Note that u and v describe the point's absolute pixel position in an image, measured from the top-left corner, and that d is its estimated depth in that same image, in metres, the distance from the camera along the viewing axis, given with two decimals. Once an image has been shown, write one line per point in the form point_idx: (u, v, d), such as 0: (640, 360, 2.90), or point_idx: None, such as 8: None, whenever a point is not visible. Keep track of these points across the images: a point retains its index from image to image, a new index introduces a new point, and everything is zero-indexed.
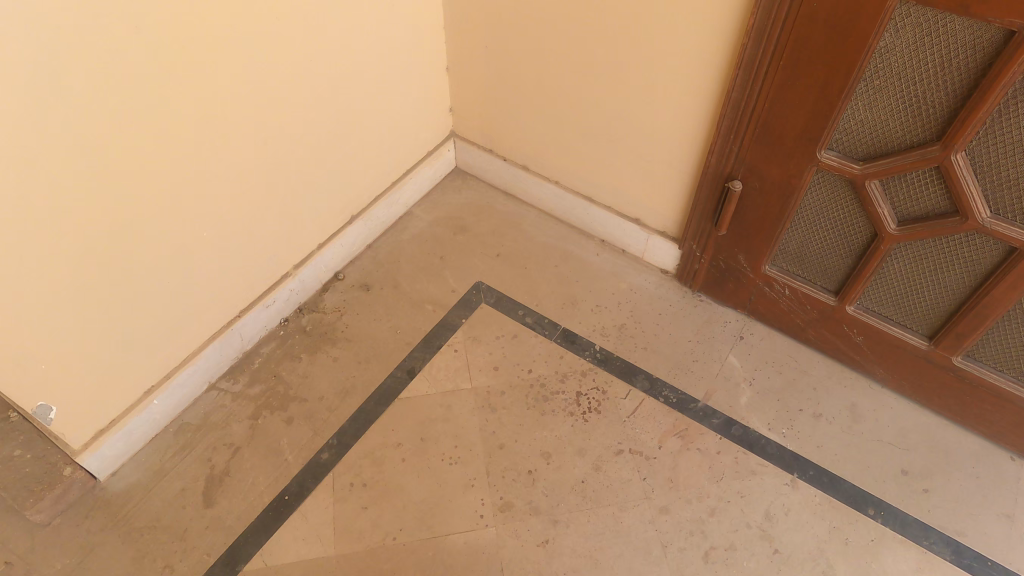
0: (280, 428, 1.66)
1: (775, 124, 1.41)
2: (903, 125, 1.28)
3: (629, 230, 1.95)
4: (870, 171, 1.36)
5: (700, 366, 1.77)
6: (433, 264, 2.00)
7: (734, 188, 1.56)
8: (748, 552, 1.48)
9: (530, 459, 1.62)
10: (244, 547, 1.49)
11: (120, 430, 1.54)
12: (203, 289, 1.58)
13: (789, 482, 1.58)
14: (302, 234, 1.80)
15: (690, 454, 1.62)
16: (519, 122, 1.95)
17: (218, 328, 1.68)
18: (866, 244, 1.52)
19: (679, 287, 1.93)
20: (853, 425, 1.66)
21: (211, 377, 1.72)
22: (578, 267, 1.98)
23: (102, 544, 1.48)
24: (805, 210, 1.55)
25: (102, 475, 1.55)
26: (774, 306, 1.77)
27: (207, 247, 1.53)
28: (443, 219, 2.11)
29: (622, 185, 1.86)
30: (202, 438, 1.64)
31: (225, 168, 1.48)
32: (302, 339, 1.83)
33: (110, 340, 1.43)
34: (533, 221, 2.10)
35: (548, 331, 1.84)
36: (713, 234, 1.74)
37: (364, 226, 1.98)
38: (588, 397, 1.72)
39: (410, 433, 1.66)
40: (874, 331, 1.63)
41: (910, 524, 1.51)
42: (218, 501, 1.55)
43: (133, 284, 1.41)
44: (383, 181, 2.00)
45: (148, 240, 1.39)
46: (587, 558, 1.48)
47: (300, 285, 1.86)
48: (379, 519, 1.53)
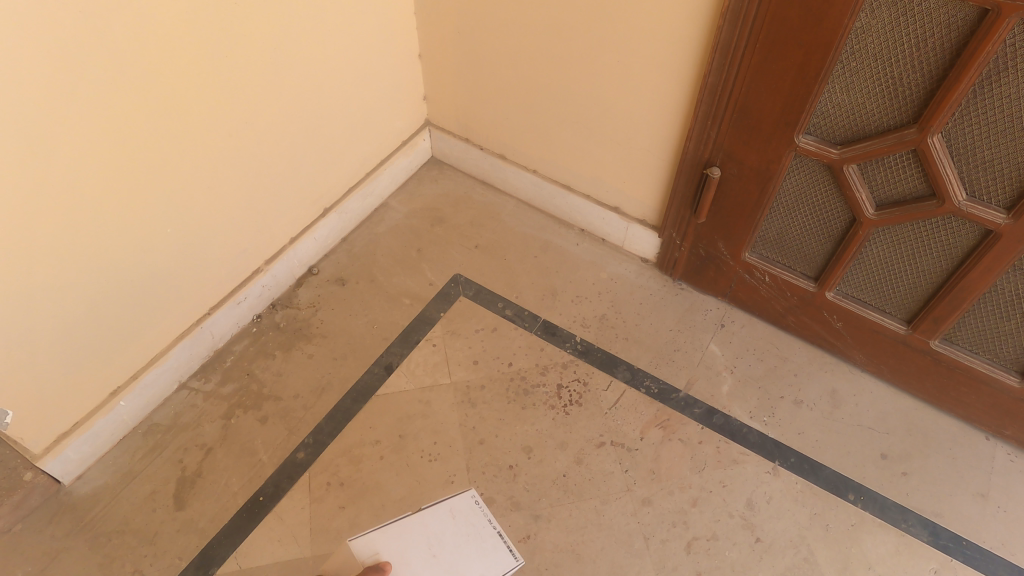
0: (255, 427, 1.62)
1: (752, 108, 1.39)
2: (881, 108, 1.26)
3: (609, 219, 1.92)
4: (848, 155, 1.34)
5: (681, 356, 1.75)
6: (410, 257, 1.96)
7: (712, 174, 1.54)
8: (730, 541, 1.47)
9: (511, 453, 1.59)
10: (217, 550, 1.45)
11: (85, 433, 1.49)
12: (168, 287, 1.53)
13: (770, 470, 1.57)
14: (272, 228, 1.75)
15: (671, 444, 1.61)
16: (494, 110, 1.92)
17: (187, 326, 1.64)
18: (845, 229, 1.51)
19: (660, 275, 1.91)
20: (834, 411, 1.66)
21: (181, 376, 1.67)
22: (557, 257, 1.95)
23: (67, 551, 1.44)
24: (783, 196, 1.53)
25: (67, 479, 1.51)
26: (755, 293, 1.76)
27: (172, 243, 1.48)
28: (420, 211, 2.07)
29: (600, 172, 1.83)
30: (173, 439, 1.60)
31: (189, 162, 1.42)
32: (277, 335, 1.78)
33: (71, 341, 1.37)
34: (511, 211, 2.07)
35: (528, 323, 1.81)
36: (692, 222, 1.72)
37: (338, 219, 1.94)
38: (569, 389, 1.69)
39: (389, 429, 1.62)
40: (854, 316, 1.62)
41: (889, 508, 1.51)
42: (190, 503, 1.51)
43: (93, 284, 1.36)
44: (357, 173, 1.95)
45: (109, 237, 1.34)
46: (568, 552, 1.46)
47: (273, 281, 1.81)
48: (357, 519, 1.50)
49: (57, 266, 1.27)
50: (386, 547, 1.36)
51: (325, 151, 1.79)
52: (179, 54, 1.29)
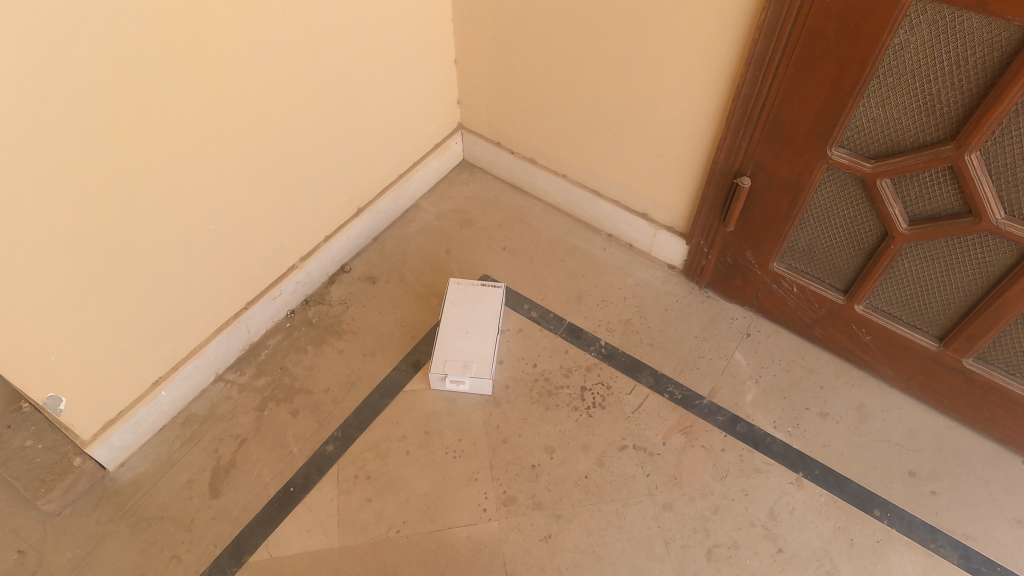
0: (286, 419, 1.67)
1: (785, 121, 1.40)
2: (917, 124, 1.26)
3: (636, 225, 1.93)
4: (881, 169, 1.35)
5: (706, 363, 1.76)
6: (439, 258, 1.99)
7: (742, 185, 1.55)
8: (752, 551, 1.48)
9: (534, 453, 1.62)
10: (250, 538, 1.50)
11: (129, 421, 1.55)
12: (207, 282, 1.58)
13: (794, 481, 1.58)
14: (307, 226, 1.80)
15: (694, 450, 1.62)
16: (526, 115, 1.94)
17: (225, 320, 1.69)
18: (876, 243, 1.51)
19: (686, 283, 1.92)
20: (860, 425, 1.66)
21: (217, 369, 1.73)
22: (584, 261, 1.97)
23: (110, 535, 1.50)
24: (814, 208, 1.53)
25: (111, 466, 1.57)
26: (782, 303, 1.76)
27: (213, 240, 1.54)
28: (449, 212, 2.11)
29: (629, 179, 1.85)
30: (209, 429, 1.65)
31: (231, 162, 1.48)
32: (308, 331, 1.83)
33: (118, 333, 1.44)
34: (539, 214, 2.09)
35: (553, 326, 1.84)
36: (721, 231, 1.73)
37: (370, 219, 1.98)
38: (593, 392, 1.71)
39: (415, 426, 1.66)
40: (883, 330, 1.62)
41: (917, 527, 1.51)
42: (225, 491, 1.56)
43: (140, 278, 1.42)
44: (390, 173, 1.99)
45: (155, 233, 1.39)
46: (589, 554, 1.48)
47: (306, 277, 1.86)
48: (383, 512, 1.53)
49: (107, 260, 1.33)
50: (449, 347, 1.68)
51: (361, 152, 1.83)
52: (225, 57, 1.34)
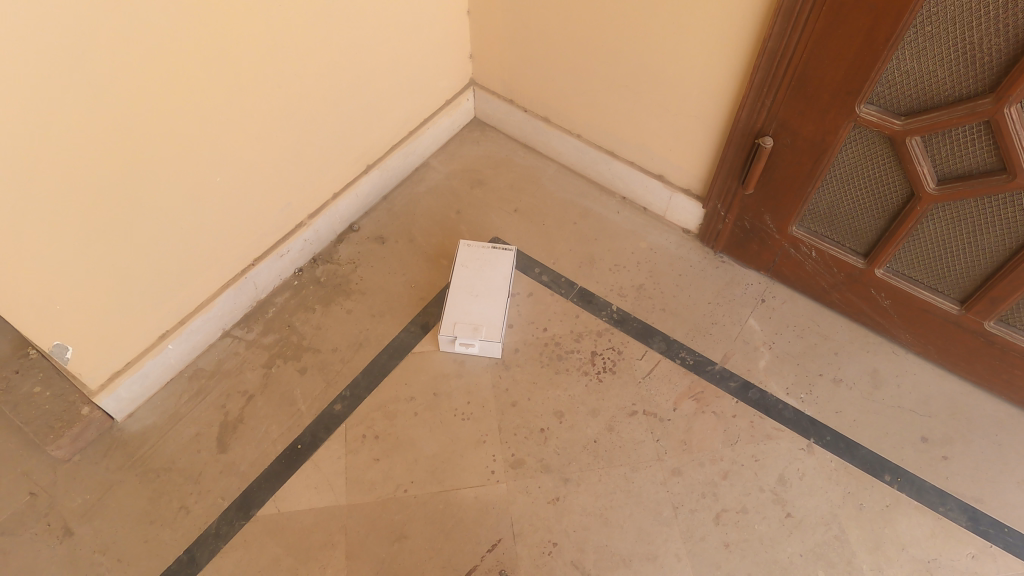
0: (294, 378, 1.66)
1: (813, 76, 1.34)
2: (954, 77, 1.21)
3: (651, 187, 1.89)
4: (912, 127, 1.30)
5: (719, 329, 1.73)
6: (450, 219, 1.96)
7: (764, 145, 1.50)
8: (760, 515, 1.48)
9: (543, 417, 1.60)
10: (257, 493, 1.50)
11: (136, 372, 1.54)
12: (214, 237, 1.56)
13: (805, 447, 1.56)
14: (315, 183, 1.76)
15: (704, 416, 1.60)
16: (541, 71, 1.88)
17: (232, 276, 1.67)
18: (901, 205, 1.46)
19: (701, 247, 1.88)
20: (873, 391, 1.63)
21: (224, 325, 1.71)
22: (597, 224, 1.93)
23: (119, 484, 1.51)
24: (837, 169, 1.48)
25: (119, 416, 1.57)
26: (799, 268, 1.72)
27: (220, 194, 1.51)
28: (459, 172, 2.06)
29: (646, 139, 1.80)
30: (216, 384, 1.65)
31: (239, 111, 1.43)
32: (316, 290, 1.81)
33: (124, 284, 1.42)
34: (552, 175, 2.05)
35: (565, 290, 1.81)
36: (739, 194, 1.68)
37: (379, 176, 1.94)
38: (603, 356, 1.69)
39: (423, 387, 1.65)
40: (903, 295, 1.58)
41: (926, 491, 1.50)
42: (232, 446, 1.56)
43: (146, 230, 1.39)
44: (400, 130, 1.95)
45: (161, 184, 1.36)
46: (597, 516, 1.48)
47: (314, 235, 1.83)
48: (391, 471, 1.53)
49: (113, 210, 1.30)
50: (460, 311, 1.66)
51: (370, 107, 1.79)
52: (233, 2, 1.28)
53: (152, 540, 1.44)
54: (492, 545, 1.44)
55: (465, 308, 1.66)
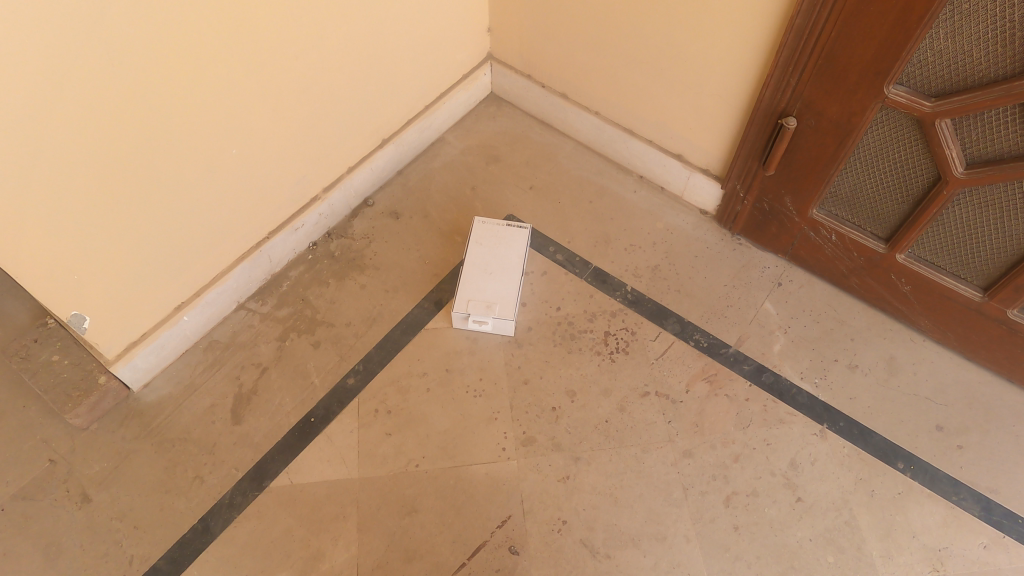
0: (308, 351, 1.67)
1: (841, 55, 1.30)
2: (989, 57, 1.17)
3: (670, 166, 1.86)
4: (942, 108, 1.27)
5: (734, 312, 1.72)
6: (465, 194, 1.94)
7: (788, 125, 1.47)
8: (770, 499, 1.48)
9: (555, 396, 1.60)
10: (271, 464, 1.52)
11: (152, 343, 1.56)
12: (230, 210, 1.56)
13: (818, 432, 1.55)
14: (331, 156, 1.75)
15: (717, 399, 1.59)
16: (560, 47, 1.85)
17: (247, 249, 1.67)
18: (926, 189, 1.43)
19: (718, 229, 1.86)
20: (889, 378, 1.62)
21: (239, 298, 1.72)
22: (613, 203, 1.91)
23: (135, 452, 1.53)
24: (862, 151, 1.45)
25: (135, 386, 1.59)
26: (818, 252, 1.70)
27: (236, 167, 1.50)
28: (475, 148, 2.04)
29: (665, 118, 1.77)
30: (231, 356, 1.66)
31: (255, 83, 1.42)
32: (331, 264, 1.81)
33: (140, 255, 1.42)
34: (569, 152, 2.02)
35: (579, 269, 1.79)
36: (759, 175, 1.65)
37: (394, 151, 1.92)
38: (617, 337, 1.68)
39: (436, 363, 1.65)
40: (924, 281, 1.56)
41: (940, 480, 1.49)
42: (247, 418, 1.58)
43: (162, 202, 1.39)
44: (416, 104, 1.92)
45: (177, 156, 1.36)
46: (606, 496, 1.48)
47: (329, 209, 1.82)
48: (403, 446, 1.54)
49: (129, 181, 1.30)
50: (473, 288, 1.65)
51: (387, 81, 1.76)
52: None
53: (167, 508, 1.47)
54: (502, 521, 1.45)
55: (478, 285, 1.66)
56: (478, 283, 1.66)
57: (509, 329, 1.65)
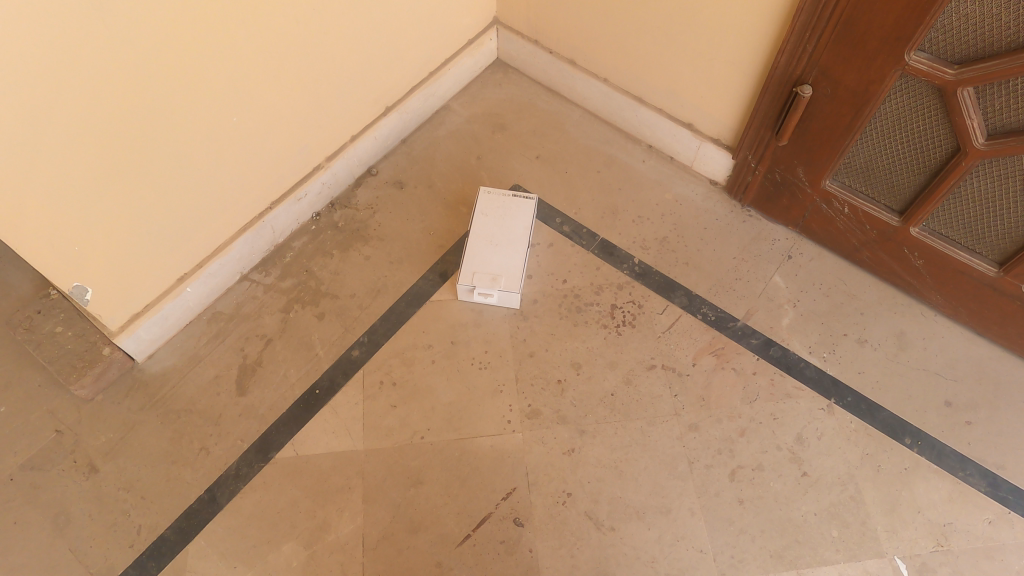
0: (312, 323, 1.66)
1: (861, 21, 1.26)
2: (1016, 24, 1.13)
3: (680, 136, 1.82)
4: (965, 76, 1.22)
5: (743, 285, 1.69)
6: (470, 164, 1.91)
7: (802, 94, 1.43)
8: (776, 473, 1.47)
9: (560, 368, 1.59)
10: (276, 436, 1.52)
11: (155, 314, 1.55)
12: (232, 180, 1.53)
13: (825, 407, 1.54)
14: (333, 124, 1.71)
15: (724, 372, 1.58)
16: (568, 11, 1.79)
17: (250, 219, 1.65)
18: (944, 160, 1.39)
19: (728, 200, 1.82)
20: (899, 352, 1.60)
21: (242, 269, 1.71)
22: (621, 174, 1.87)
23: (141, 423, 1.53)
24: (879, 121, 1.41)
25: (140, 357, 1.59)
26: (830, 224, 1.66)
27: (236, 135, 1.47)
28: (481, 116, 2.00)
29: (676, 86, 1.72)
30: (235, 328, 1.65)
31: (256, 50, 1.38)
32: (334, 235, 1.79)
33: (142, 226, 1.40)
34: (576, 121, 1.98)
35: (586, 241, 1.77)
36: (772, 145, 1.61)
37: (398, 118, 1.88)
38: (623, 310, 1.67)
39: (441, 336, 1.64)
40: (938, 255, 1.53)
41: (947, 455, 1.49)
42: (252, 389, 1.58)
43: (162, 172, 1.36)
44: (420, 70, 1.88)
45: (178, 126, 1.33)
46: (611, 469, 1.48)
47: (332, 178, 1.79)
48: (408, 419, 1.54)
49: (128, 151, 1.27)
50: (477, 262, 1.63)
51: (391, 46, 1.72)
52: None
53: (174, 478, 1.48)
54: (507, 494, 1.46)
55: (481, 259, 1.63)
56: (482, 257, 1.63)
57: (515, 302, 1.64)
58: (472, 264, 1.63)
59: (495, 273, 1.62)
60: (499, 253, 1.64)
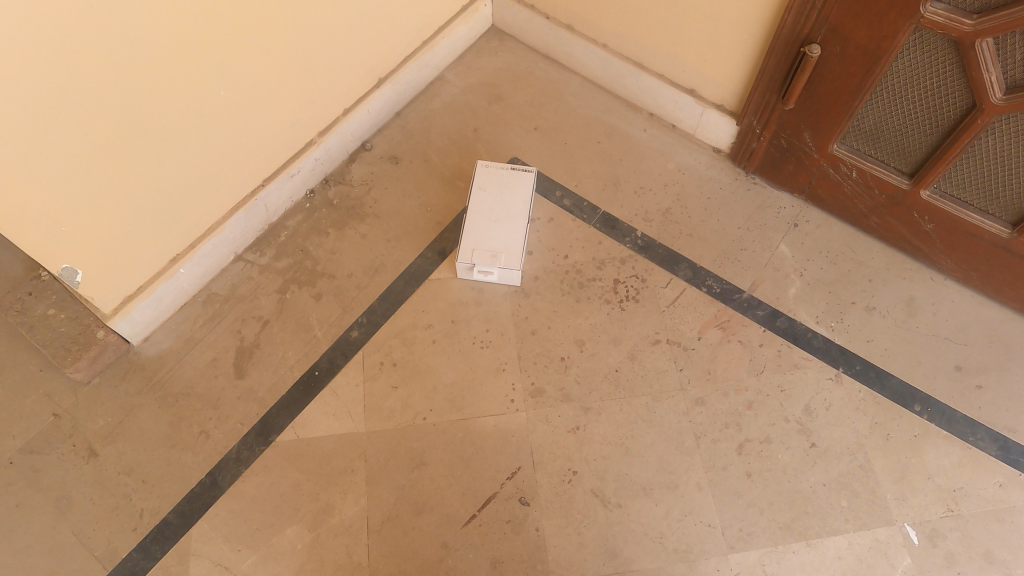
0: (309, 303, 1.63)
1: None
2: None
3: (682, 102, 1.76)
4: (985, 26, 1.18)
5: (749, 256, 1.66)
6: (466, 137, 1.86)
7: (811, 54, 1.37)
8: (784, 446, 1.46)
9: (563, 345, 1.57)
10: (276, 419, 1.50)
11: (149, 296, 1.52)
12: (223, 157, 1.49)
13: (833, 376, 1.52)
14: (325, 98, 1.66)
15: (730, 345, 1.56)
16: None
17: (242, 198, 1.61)
18: (958, 118, 1.35)
19: (732, 168, 1.77)
20: (908, 319, 1.57)
21: (237, 249, 1.67)
22: (622, 143, 1.82)
23: (139, 407, 1.51)
24: (891, 79, 1.36)
25: (135, 340, 1.56)
26: (837, 190, 1.62)
27: (225, 109, 1.41)
28: (476, 86, 1.94)
29: (678, 50, 1.66)
30: (231, 309, 1.62)
31: (244, 20, 1.32)
32: (329, 213, 1.74)
33: (131, 205, 1.36)
34: (575, 89, 1.92)
35: (587, 214, 1.73)
36: (777, 110, 1.56)
37: (391, 91, 1.82)
38: (626, 285, 1.63)
39: (441, 314, 1.61)
40: (950, 218, 1.49)
41: (957, 421, 1.47)
42: (250, 371, 1.55)
43: (150, 149, 1.31)
44: (413, 40, 1.81)
45: (165, 100, 1.27)
46: (617, 446, 1.46)
47: (325, 154, 1.74)
48: (410, 399, 1.52)
49: (115, 127, 1.22)
50: (476, 238, 1.59)
51: (382, 15, 1.65)
52: None
53: (175, 462, 1.46)
54: (512, 473, 1.44)
55: (481, 235, 1.59)
56: (481, 233, 1.59)
57: (515, 279, 1.60)
58: (471, 240, 1.59)
59: (495, 249, 1.58)
60: (499, 228, 1.60)
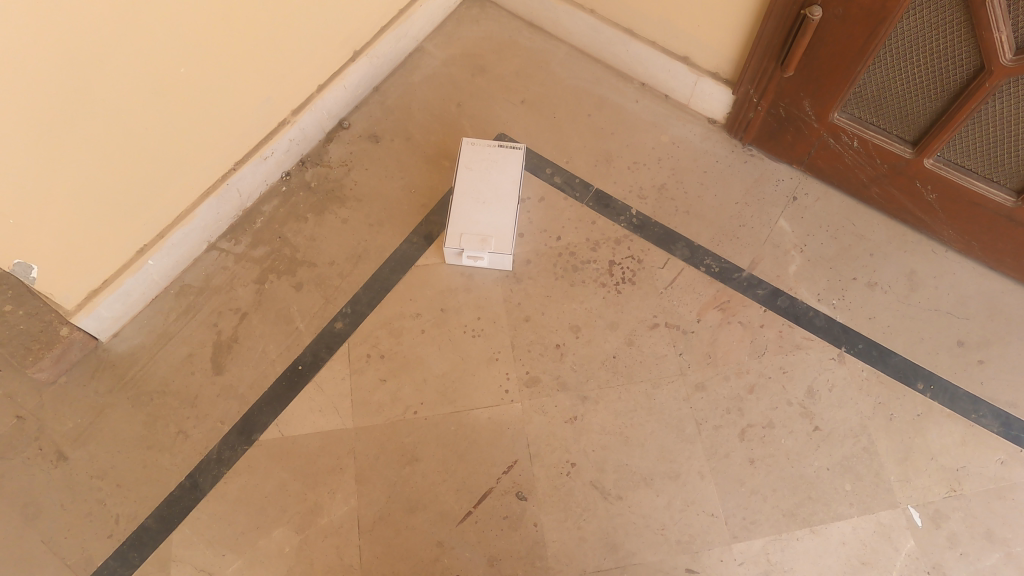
0: (289, 294, 1.54)
1: None
2: None
3: (675, 71, 1.67)
4: None
5: (747, 232, 1.59)
6: (450, 112, 1.76)
7: (812, 18, 1.29)
8: (787, 430, 1.41)
9: (558, 332, 1.50)
10: (258, 417, 1.43)
11: (116, 290, 1.43)
12: (188, 139, 1.38)
13: (835, 356, 1.47)
14: (297, 74, 1.55)
15: (730, 327, 1.50)
16: None
17: (212, 183, 1.51)
18: (965, 82, 1.28)
19: (728, 140, 1.70)
20: (910, 294, 1.52)
21: (209, 237, 1.57)
22: (614, 116, 1.74)
23: (111, 408, 1.43)
24: (896, 41, 1.29)
25: (103, 336, 1.47)
26: (837, 160, 1.55)
27: (187, 87, 1.31)
28: (459, 58, 1.83)
29: (671, 15, 1.57)
30: (205, 302, 1.53)
31: None
32: (307, 197, 1.65)
33: (88, 194, 1.25)
34: (563, 59, 1.82)
35: (579, 192, 1.65)
36: (775, 77, 1.48)
37: (368, 64, 1.72)
38: (622, 266, 1.56)
39: (430, 303, 1.53)
40: (953, 187, 1.43)
41: (959, 398, 1.43)
42: (228, 367, 1.47)
43: (105, 133, 1.21)
44: (389, 8, 1.70)
45: (117, 78, 1.16)
46: (616, 435, 1.41)
47: (300, 134, 1.64)
48: (400, 393, 1.45)
49: (62, 109, 1.11)
50: (465, 222, 1.51)
51: None
52: None
53: (152, 465, 1.39)
54: (508, 467, 1.39)
55: (469, 218, 1.51)
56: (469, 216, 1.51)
57: (508, 263, 1.53)
58: (460, 224, 1.51)
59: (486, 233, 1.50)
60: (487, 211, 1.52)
